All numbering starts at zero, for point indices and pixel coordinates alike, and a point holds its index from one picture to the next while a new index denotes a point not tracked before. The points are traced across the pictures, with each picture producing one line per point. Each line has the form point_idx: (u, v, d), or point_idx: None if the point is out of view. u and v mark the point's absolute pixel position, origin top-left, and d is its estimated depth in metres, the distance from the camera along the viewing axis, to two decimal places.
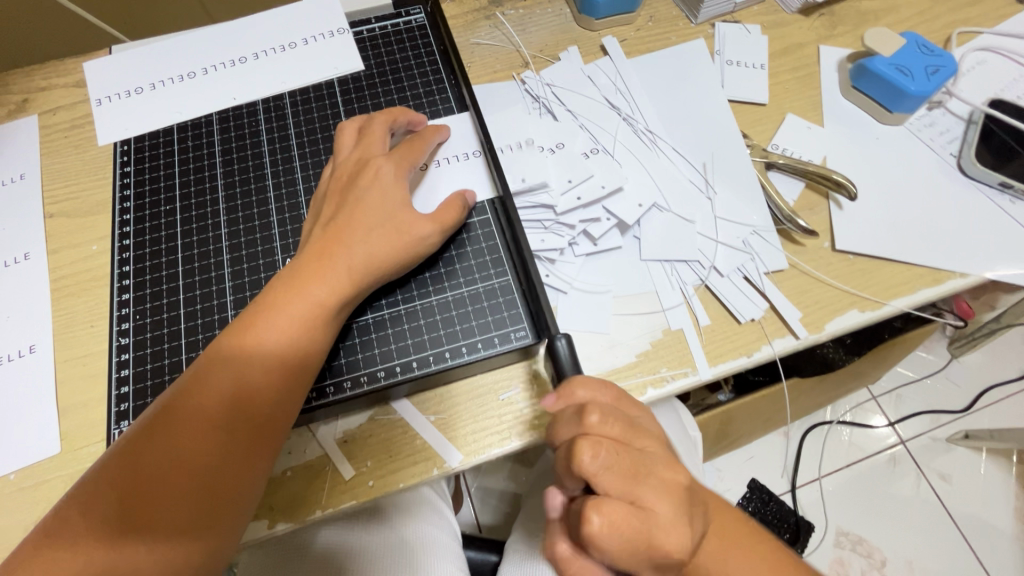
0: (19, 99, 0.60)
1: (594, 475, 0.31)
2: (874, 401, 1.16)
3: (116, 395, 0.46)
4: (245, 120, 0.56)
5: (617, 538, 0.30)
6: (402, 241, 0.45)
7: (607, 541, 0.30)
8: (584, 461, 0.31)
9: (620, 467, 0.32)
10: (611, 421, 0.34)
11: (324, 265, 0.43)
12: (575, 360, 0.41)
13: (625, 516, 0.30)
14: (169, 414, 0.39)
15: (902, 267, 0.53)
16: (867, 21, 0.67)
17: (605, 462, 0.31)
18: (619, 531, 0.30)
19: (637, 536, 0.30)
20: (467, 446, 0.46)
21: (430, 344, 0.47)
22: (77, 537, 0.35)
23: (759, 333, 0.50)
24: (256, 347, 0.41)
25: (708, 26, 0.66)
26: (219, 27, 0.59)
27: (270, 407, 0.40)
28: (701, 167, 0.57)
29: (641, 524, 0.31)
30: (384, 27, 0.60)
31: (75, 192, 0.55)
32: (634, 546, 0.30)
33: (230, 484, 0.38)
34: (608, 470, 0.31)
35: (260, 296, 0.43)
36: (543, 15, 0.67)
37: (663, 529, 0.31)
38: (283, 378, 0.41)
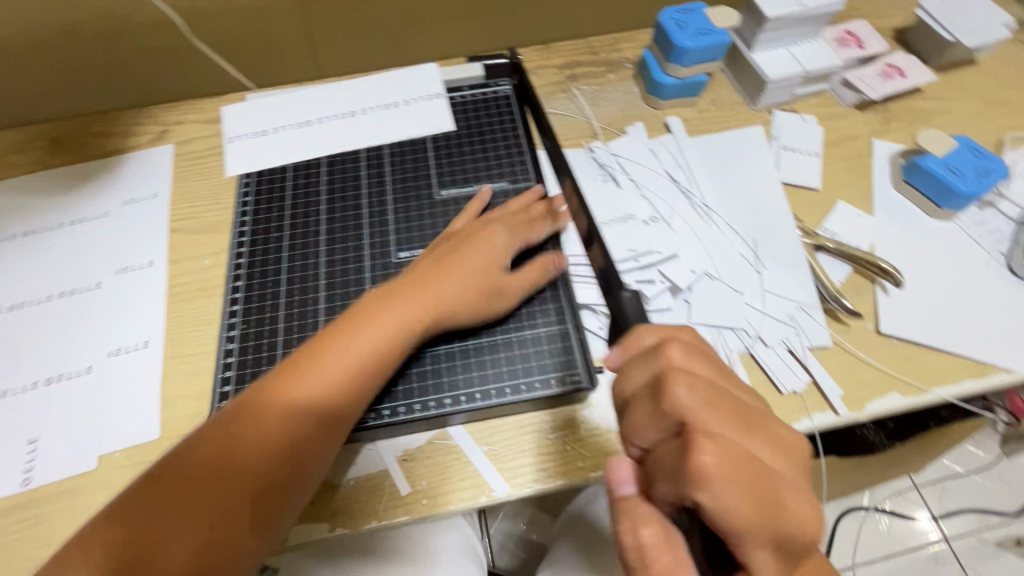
0: (162, 130, 0.71)
1: (690, 409, 0.31)
2: (916, 491, 1.13)
3: (219, 384, 0.53)
4: (350, 165, 0.64)
5: (731, 476, 0.29)
6: (439, 305, 0.50)
7: (720, 479, 0.29)
8: (680, 396, 0.32)
9: (722, 407, 0.32)
10: (699, 360, 0.35)
11: (390, 305, 0.48)
12: (643, 308, 0.44)
13: (736, 450, 0.30)
14: (201, 450, 0.42)
15: (946, 356, 0.55)
16: (921, 119, 0.71)
17: (700, 397, 0.32)
18: (733, 471, 0.29)
19: (752, 477, 0.30)
20: (515, 478, 0.49)
21: (492, 379, 0.52)
22: (107, 556, 0.38)
23: (800, 405, 0.52)
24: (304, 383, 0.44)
25: (766, 113, 0.72)
26: (336, 87, 0.69)
27: (309, 440, 0.44)
28: (752, 242, 0.61)
29: (754, 470, 0.30)
30: (474, 95, 0.68)
31: (197, 212, 0.64)
32: (751, 478, 0.30)
33: (247, 537, 0.41)
34: (706, 406, 0.32)
35: (302, 346, 0.47)
36: (613, 93, 0.74)
37: (775, 481, 0.30)
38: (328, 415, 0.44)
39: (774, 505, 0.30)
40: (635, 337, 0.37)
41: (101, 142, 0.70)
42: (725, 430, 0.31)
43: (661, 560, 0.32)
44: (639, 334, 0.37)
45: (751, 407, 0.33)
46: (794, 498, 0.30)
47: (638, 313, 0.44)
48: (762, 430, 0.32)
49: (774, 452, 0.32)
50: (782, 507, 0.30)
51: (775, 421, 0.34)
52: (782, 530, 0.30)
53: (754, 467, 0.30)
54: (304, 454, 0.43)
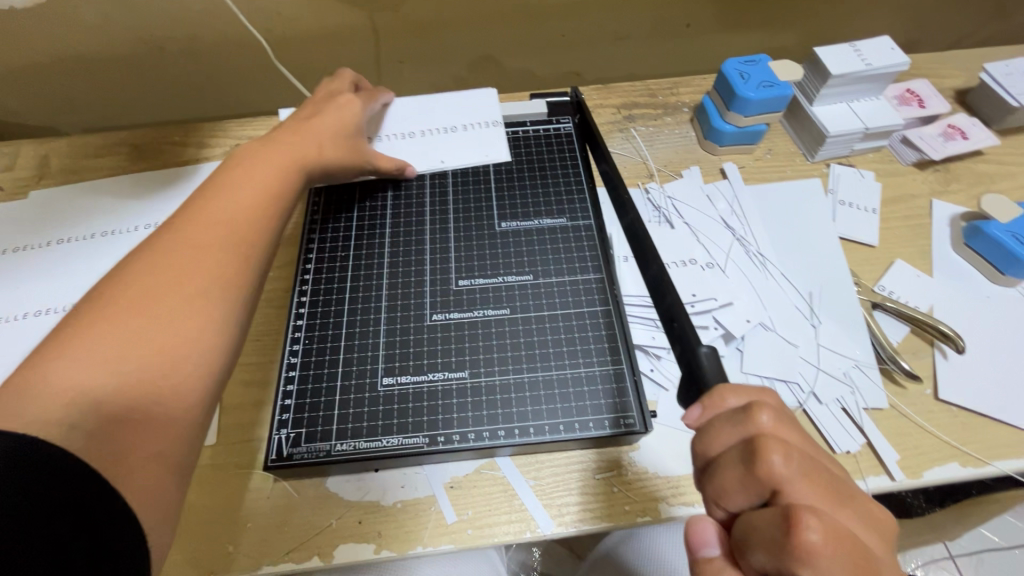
0: (234, 144, 0.75)
1: (786, 481, 0.29)
2: (952, 561, 1.08)
3: (280, 394, 0.51)
4: (413, 189, 0.65)
5: (839, 555, 0.27)
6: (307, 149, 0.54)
7: (828, 558, 0.27)
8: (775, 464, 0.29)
9: (816, 478, 0.30)
10: (788, 425, 0.32)
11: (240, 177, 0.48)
12: (721, 366, 0.38)
13: (841, 530, 0.27)
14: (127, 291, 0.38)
15: (1008, 428, 0.54)
16: (983, 183, 0.71)
17: (799, 469, 0.29)
18: (841, 550, 0.27)
19: (854, 554, 0.27)
20: (561, 517, 0.49)
21: (547, 414, 0.51)
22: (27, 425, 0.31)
23: (854, 466, 0.51)
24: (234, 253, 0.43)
25: (823, 166, 0.72)
26: (394, 107, 0.71)
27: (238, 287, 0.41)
28: (808, 296, 0.61)
29: (858, 551, 0.28)
30: (537, 130, 0.70)
31: None
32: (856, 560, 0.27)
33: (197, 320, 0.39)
34: (804, 478, 0.29)
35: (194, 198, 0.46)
36: (670, 136, 0.76)
37: (875, 559, 0.28)
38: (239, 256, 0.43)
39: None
40: (718, 396, 0.33)
41: (179, 151, 0.75)
42: (820, 502, 0.29)
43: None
44: (722, 394, 0.33)
45: (840, 478, 0.31)
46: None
47: (719, 372, 0.38)
48: (856, 503, 0.30)
49: (866, 528, 0.30)
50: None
51: (863, 493, 0.32)
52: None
53: (856, 545, 0.28)
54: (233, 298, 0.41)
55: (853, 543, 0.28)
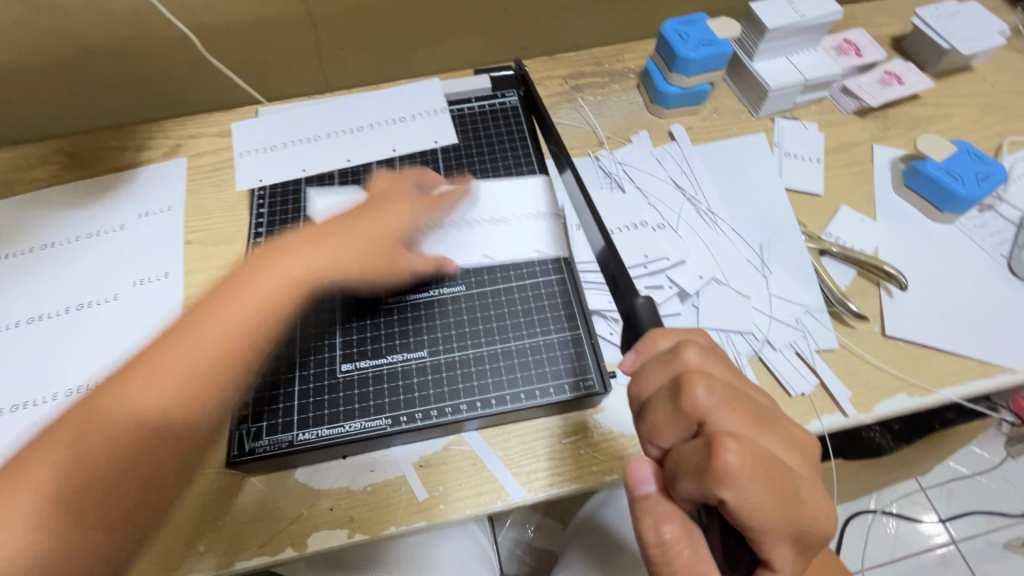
0: (173, 144, 0.73)
1: (708, 409, 0.31)
2: (923, 493, 1.13)
3: (235, 388, 0.51)
4: (360, 177, 0.64)
5: (756, 475, 0.28)
6: None
7: (746, 478, 0.28)
8: (699, 396, 0.31)
9: (738, 406, 0.31)
10: (713, 361, 0.34)
11: (311, 249, 0.44)
12: (655, 314, 0.41)
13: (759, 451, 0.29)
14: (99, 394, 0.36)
15: (951, 357, 0.56)
16: (920, 125, 0.73)
17: (721, 398, 0.31)
18: (759, 468, 0.28)
19: (773, 473, 0.29)
20: (530, 483, 0.50)
21: (508, 385, 0.52)
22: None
23: (808, 406, 0.53)
24: (176, 332, 0.38)
25: (768, 121, 0.73)
26: (332, 103, 0.69)
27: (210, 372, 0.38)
28: (758, 248, 0.62)
29: (776, 468, 0.29)
30: (482, 106, 0.70)
31: (213, 225, 0.66)
32: (774, 479, 0.29)
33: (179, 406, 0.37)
34: (726, 407, 0.31)
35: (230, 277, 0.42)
36: (618, 103, 0.76)
37: (793, 476, 0.30)
38: (215, 344, 0.38)
39: (792, 501, 0.29)
40: (651, 338, 0.36)
41: (116, 156, 0.72)
42: (743, 428, 0.31)
43: (683, 556, 0.31)
44: (654, 337, 0.36)
45: (764, 407, 0.33)
46: (809, 495, 0.30)
47: (654, 318, 0.41)
48: (777, 428, 0.32)
49: (787, 448, 0.31)
50: (801, 501, 0.30)
51: (787, 419, 0.33)
52: (800, 525, 0.29)
53: (775, 465, 0.29)
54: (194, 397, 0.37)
55: (772, 466, 0.29)
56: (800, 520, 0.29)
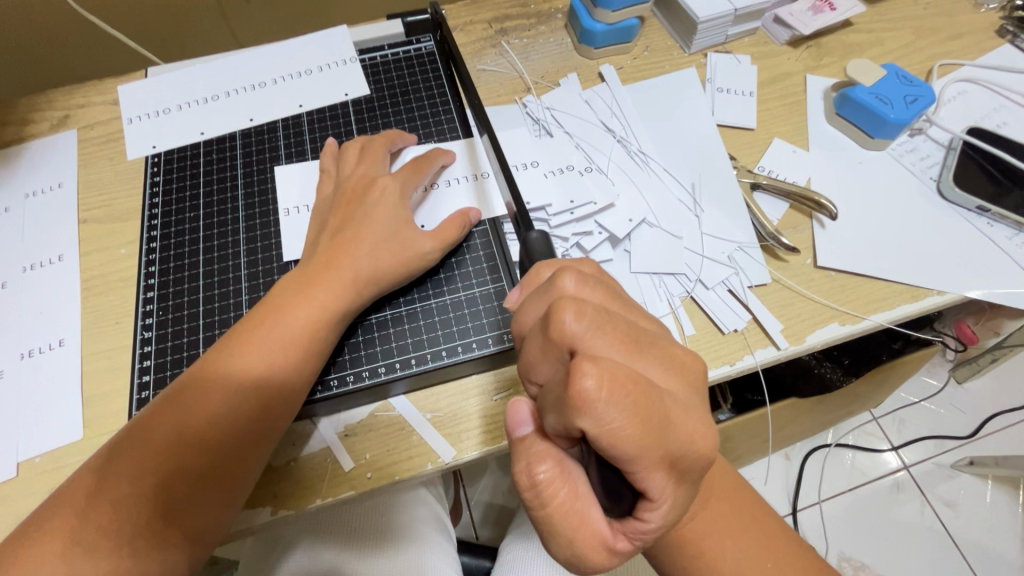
0: (61, 115, 0.64)
1: (578, 336, 0.29)
2: (876, 424, 1.17)
3: (138, 369, 0.50)
4: (267, 137, 0.61)
5: (615, 398, 0.26)
6: None
7: (603, 403, 0.26)
8: (566, 322, 0.29)
9: (610, 330, 0.30)
10: (590, 290, 0.33)
11: (329, 272, 0.47)
12: (552, 248, 0.42)
13: (622, 372, 0.27)
14: (185, 398, 0.43)
15: (882, 283, 0.56)
16: (853, 53, 0.71)
17: (591, 324, 0.29)
18: (621, 391, 0.26)
19: (638, 396, 0.27)
20: (460, 443, 0.48)
21: (428, 343, 0.50)
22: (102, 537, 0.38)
23: (742, 343, 0.52)
24: (260, 346, 0.44)
25: (700, 56, 0.70)
26: (233, 57, 0.65)
27: (288, 389, 0.45)
28: (689, 187, 0.60)
29: (644, 389, 0.27)
30: (396, 53, 0.65)
31: (108, 200, 0.60)
32: (639, 401, 0.27)
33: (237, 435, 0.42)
34: (595, 332, 0.29)
35: (261, 306, 0.47)
36: (545, 45, 0.71)
37: (665, 399, 0.28)
38: (254, 405, 0.43)
39: (662, 424, 0.27)
40: (536, 274, 0.37)
41: None
42: (614, 352, 0.29)
43: (559, 494, 0.31)
44: (538, 270, 0.38)
45: (643, 331, 0.31)
46: (685, 417, 0.28)
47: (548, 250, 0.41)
48: (653, 352, 0.31)
49: (662, 371, 0.30)
50: (672, 424, 0.28)
51: (668, 342, 0.32)
52: (672, 448, 0.28)
53: (641, 387, 0.27)
54: (273, 411, 0.44)
55: (638, 387, 0.27)
56: (671, 444, 0.28)
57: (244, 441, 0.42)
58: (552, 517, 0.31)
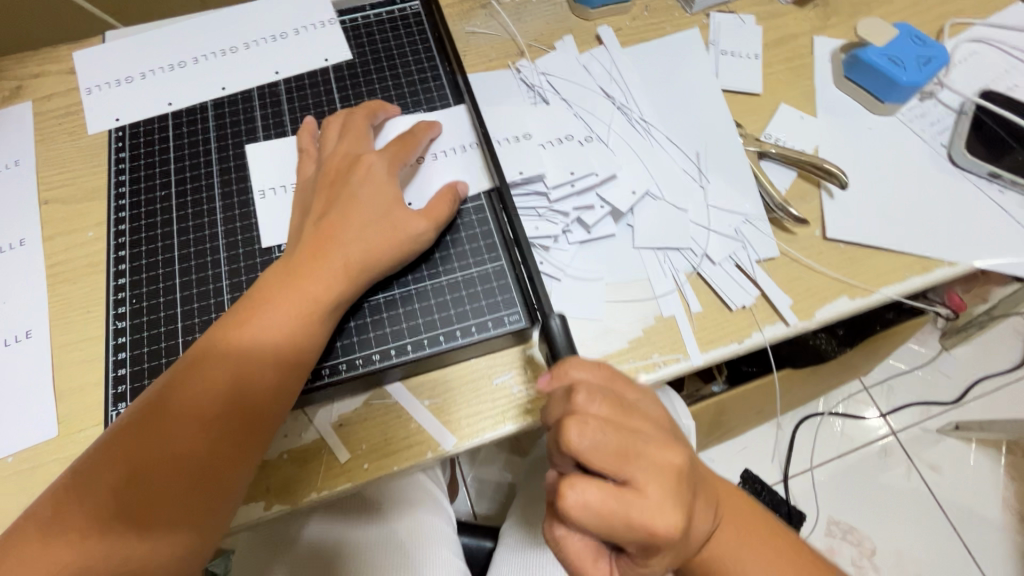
0: (13, 85, 0.59)
1: (578, 452, 0.32)
2: (866, 392, 1.18)
3: (113, 363, 0.47)
4: (240, 107, 0.56)
5: (592, 506, 0.32)
6: (381, 228, 0.45)
7: (582, 512, 0.32)
8: (571, 440, 0.32)
9: (607, 448, 0.33)
10: (600, 400, 0.35)
11: (318, 262, 0.44)
12: (569, 339, 0.42)
13: (598, 496, 0.32)
14: (175, 389, 0.40)
15: (891, 255, 0.54)
16: (862, 11, 0.67)
17: (590, 445, 0.32)
18: (593, 507, 0.32)
19: (613, 507, 0.32)
20: (461, 430, 0.46)
21: (425, 328, 0.48)
22: (78, 529, 0.36)
23: (750, 320, 0.51)
24: (249, 342, 0.41)
25: (703, 16, 0.66)
26: (199, 19, 0.59)
27: (278, 385, 0.41)
28: (694, 156, 0.57)
29: (615, 503, 0.32)
30: (379, 15, 0.61)
31: (71, 178, 0.55)
32: (611, 519, 0.32)
33: (232, 427, 0.40)
34: (593, 452, 0.32)
35: (253, 291, 0.44)
36: (538, 5, 0.66)
37: (642, 511, 0.32)
38: (247, 399, 0.40)
39: (634, 528, 0.32)
40: (563, 370, 0.37)
41: None
42: (608, 468, 0.33)
43: (566, 550, 0.35)
44: (568, 368, 0.37)
45: (639, 440, 0.34)
46: (659, 520, 0.33)
47: (568, 345, 0.42)
48: (644, 462, 0.33)
49: (648, 480, 0.33)
50: (639, 526, 0.32)
51: (660, 444, 0.34)
52: (644, 542, 0.33)
53: (619, 498, 0.32)
54: (270, 402, 0.41)
55: (615, 504, 0.32)
56: (643, 539, 0.33)
57: (241, 432, 0.40)
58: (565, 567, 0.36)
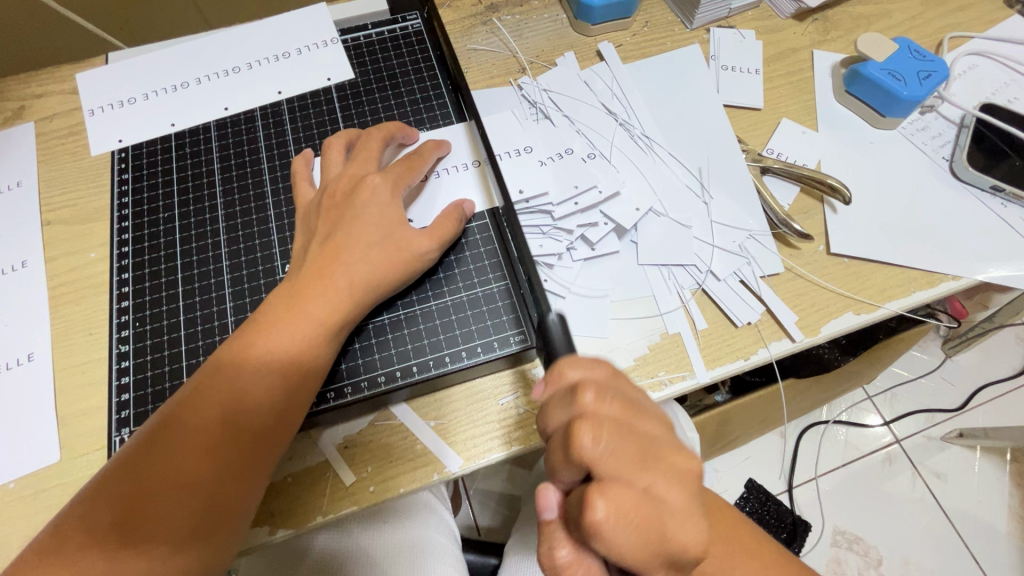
0: (17, 106, 0.59)
1: (595, 461, 0.28)
2: (870, 401, 1.17)
3: (116, 386, 0.47)
4: (243, 127, 0.56)
5: (623, 525, 0.26)
6: (401, 257, 0.46)
7: (612, 529, 0.26)
8: (584, 446, 0.27)
9: (624, 449, 0.28)
10: (610, 400, 0.30)
11: (321, 284, 0.43)
12: (568, 333, 0.38)
13: (630, 501, 0.26)
14: (179, 414, 0.40)
15: (895, 269, 0.54)
16: (861, 26, 0.67)
17: (609, 447, 0.28)
18: (627, 521, 0.26)
19: (645, 521, 0.27)
20: (467, 451, 0.46)
21: (430, 349, 0.47)
22: (82, 550, 0.36)
23: (755, 336, 0.50)
24: (257, 360, 0.41)
25: (703, 32, 0.66)
26: (202, 40, 0.60)
27: (286, 403, 0.41)
28: (697, 172, 0.57)
29: (647, 511, 0.27)
30: (380, 33, 0.61)
31: (73, 199, 0.55)
32: (646, 536, 0.27)
33: (237, 453, 0.39)
34: (611, 457, 0.28)
35: (259, 311, 0.44)
36: (540, 21, 0.66)
37: (668, 517, 0.27)
38: (253, 424, 0.40)
39: (662, 543, 0.27)
40: (558, 371, 0.33)
41: None
42: (626, 480, 0.28)
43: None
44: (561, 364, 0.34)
45: (653, 444, 0.29)
46: (684, 533, 0.27)
47: (567, 343, 0.38)
48: (662, 467, 0.28)
49: (670, 486, 0.28)
50: (668, 538, 0.27)
51: (673, 446, 0.30)
52: (670, 556, 0.27)
53: (648, 503, 0.27)
54: (276, 423, 0.41)
55: (645, 511, 0.27)
56: (673, 555, 0.27)
57: (246, 454, 0.40)
58: None
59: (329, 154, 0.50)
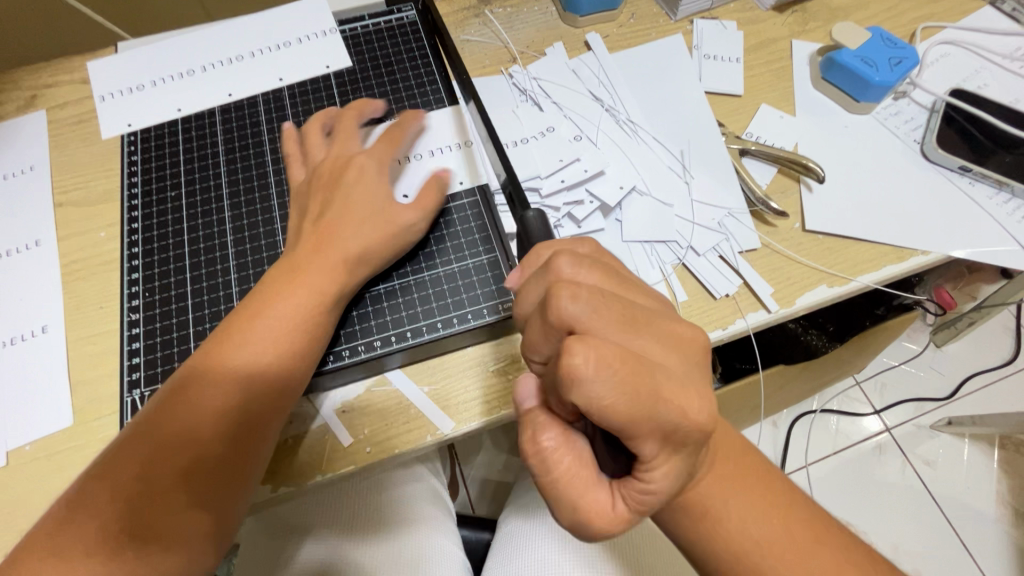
0: (29, 95, 0.62)
1: (575, 318, 0.30)
2: (859, 388, 1.20)
3: (127, 351, 0.50)
4: (247, 112, 0.59)
5: (604, 373, 0.27)
6: (389, 228, 0.48)
7: (592, 372, 0.27)
8: (564, 305, 0.30)
9: (606, 310, 0.30)
10: (587, 265, 0.34)
11: (321, 251, 0.46)
12: (547, 225, 0.40)
13: (613, 350, 0.28)
14: (169, 411, 0.41)
15: (869, 246, 0.57)
16: (838, 17, 0.70)
17: (587, 306, 0.30)
18: (609, 368, 0.28)
19: (626, 372, 0.28)
20: (458, 414, 0.48)
21: (423, 316, 0.50)
22: (84, 546, 0.37)
23: (733, 308, 0.53)
24: (261, 328, 0.44)
25: (686, 23, 0.69)
26: (206, 31, 0.62)
27: (275, 394, 0.43)
28: (679, 154, 0.60)
29: (631, 365, 0.28)
30: (377, 24, 0.64)
31: (83, 182, 0.58)
32: (630, 389, 0.28)
33: (229, 444, 0.41)
34: (592, 315, 0.30)
35: (242, 308, 0.45)
36: (530, 13, 0.69)
37: (657, 373, 0.29)
38: (243, 415, 0.42)
39: (656, 401, 0.28)
40: (533, 255, 0.37)
41: None
42: (612, 332, 0.30)
43: (563, 461, 0.33)
44: (537, 251, 0.37)
45: (641, 306, 0.32)
46: (670, 391, 0.29)
47: (545, 231, 0.40)
48: (651, 328, 0.31)
49: (661, 344, 0.31)
50: (663, 398, 0.29)
51: (670, 319, 0.33)
52: (664, 421, 0.29)
53: (627, 361, 0.28)
54: (266, 413, 0.43)
55: (627, 358, 0.28)
56: (660, 418, 0.29)
57: (238, 444, 0.42)
58: (558, 483, 0.33)
59: (307, 134, 0.54)
